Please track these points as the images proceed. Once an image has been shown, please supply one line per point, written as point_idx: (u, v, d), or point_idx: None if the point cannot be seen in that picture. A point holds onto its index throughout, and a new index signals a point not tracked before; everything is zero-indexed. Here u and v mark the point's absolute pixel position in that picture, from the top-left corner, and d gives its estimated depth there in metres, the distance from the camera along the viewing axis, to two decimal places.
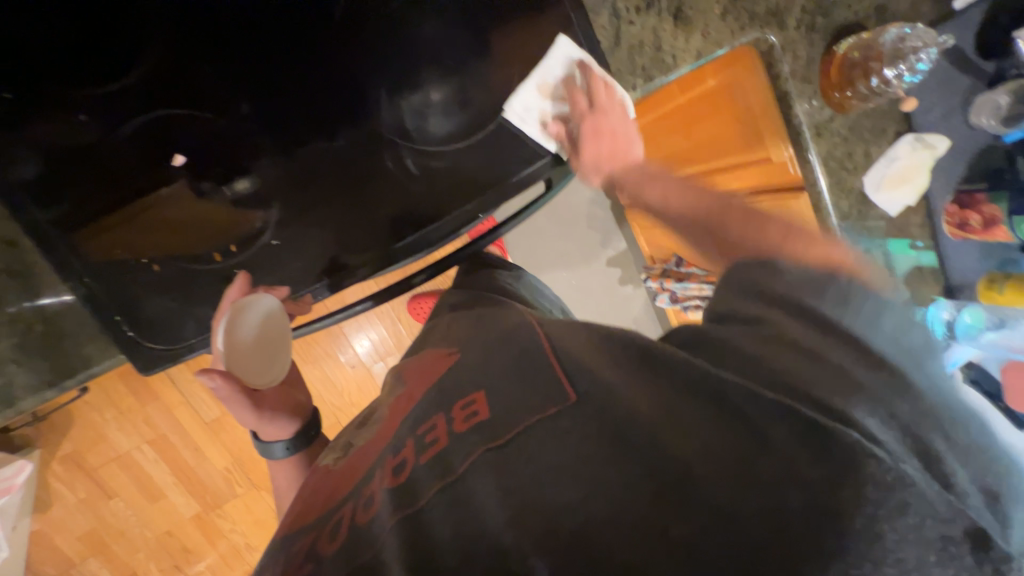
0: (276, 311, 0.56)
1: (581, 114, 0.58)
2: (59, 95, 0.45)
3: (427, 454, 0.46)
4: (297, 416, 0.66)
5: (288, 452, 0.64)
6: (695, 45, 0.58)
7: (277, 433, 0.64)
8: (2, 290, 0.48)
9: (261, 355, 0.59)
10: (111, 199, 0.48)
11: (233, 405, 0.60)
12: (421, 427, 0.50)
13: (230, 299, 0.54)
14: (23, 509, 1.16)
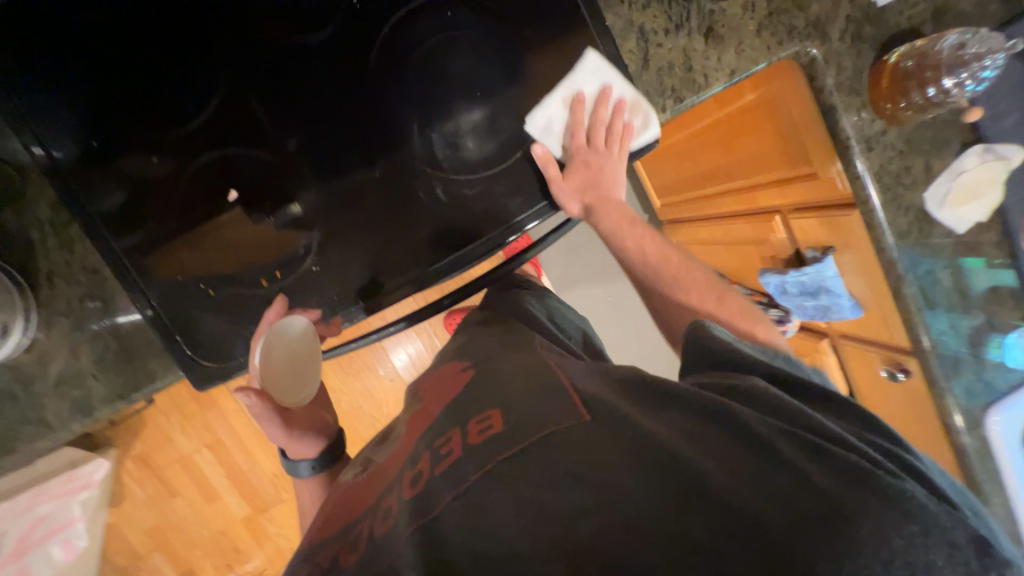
0: (309, 335, 0.59)
1: (581, 143, 0.58)
2: (139, 140, 0.52)
3: (442, 466, 0.49)
4: (321, 436, 0.70)
5: (313, 471, 0.68)
6: (727, 63, 0.57)
7: (304, 452, 0.68)
8: (85, 312, 0.54)
9: (294, 376, 0.62)
10: (175, 230, 0.53)
11: (264, 419, 0.63)
12: (437, 440, 0.53)
13: (267, 321, 0.57)
14: (100, 503, 1.28)
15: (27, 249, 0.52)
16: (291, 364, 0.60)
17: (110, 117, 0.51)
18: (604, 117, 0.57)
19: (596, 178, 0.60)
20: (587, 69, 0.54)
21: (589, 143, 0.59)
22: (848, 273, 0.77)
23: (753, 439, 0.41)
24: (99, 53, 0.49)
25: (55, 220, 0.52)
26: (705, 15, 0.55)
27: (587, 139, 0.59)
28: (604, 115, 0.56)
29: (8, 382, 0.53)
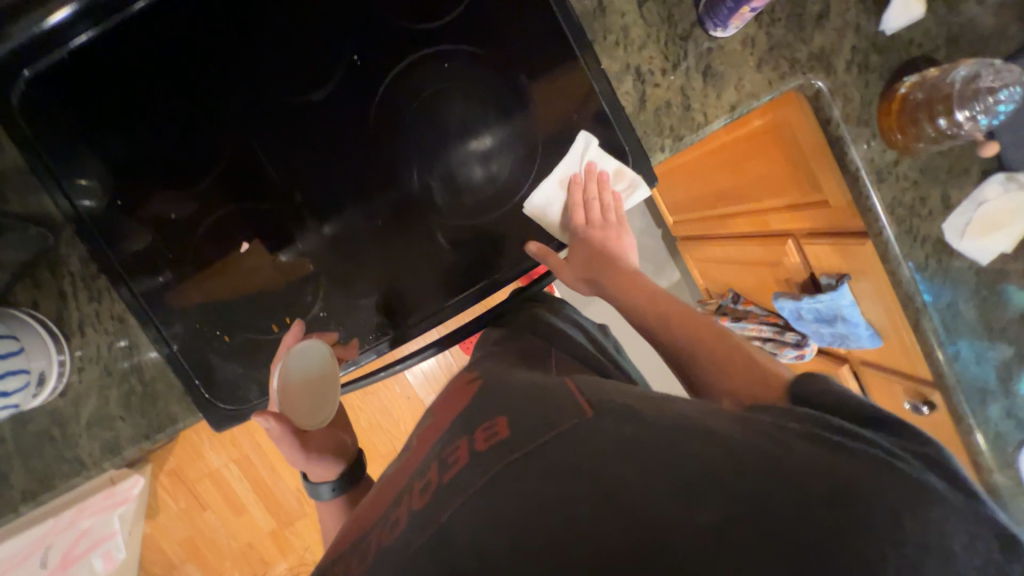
0: (325, 352, 0.58)
1: (586, 235, 0.59)
2: (158, 198, 0.55)
3: (450, 473, 0.44)
4: (338, 458, 0.66)
5: (334, 493, 0.65)
6: (727, 100, 0.56)
7: (324, 474, 0.65)
8: (114, 357, 0.58)
9: (311, 397, 0.60)
10: (191, 278, 0.57)
11: (283, 444, 0.61)
12: (446, 450, 0.47)
13: (286, 345, 0.58)
14: (137, 516, 1.35)
15: (61, 299, 0.56)
16: (311, 387, 0.59)
17: (133, 178, 0.55)
18: (597, 193, 0.58)
19: (595, 263, 0.59)
20: (577, 151, 0.56)
21: (589, 218, 0.59)
22: (865, 301, 0.74)
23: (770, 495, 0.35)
24: (119, 114, 0.53)
25: (86, 273, 0.56)
26: (703, 53, 0.55)
27: (587, 218, 0.59)
28: (599, 193, 0.58)
29: (46, 422, 0.57)
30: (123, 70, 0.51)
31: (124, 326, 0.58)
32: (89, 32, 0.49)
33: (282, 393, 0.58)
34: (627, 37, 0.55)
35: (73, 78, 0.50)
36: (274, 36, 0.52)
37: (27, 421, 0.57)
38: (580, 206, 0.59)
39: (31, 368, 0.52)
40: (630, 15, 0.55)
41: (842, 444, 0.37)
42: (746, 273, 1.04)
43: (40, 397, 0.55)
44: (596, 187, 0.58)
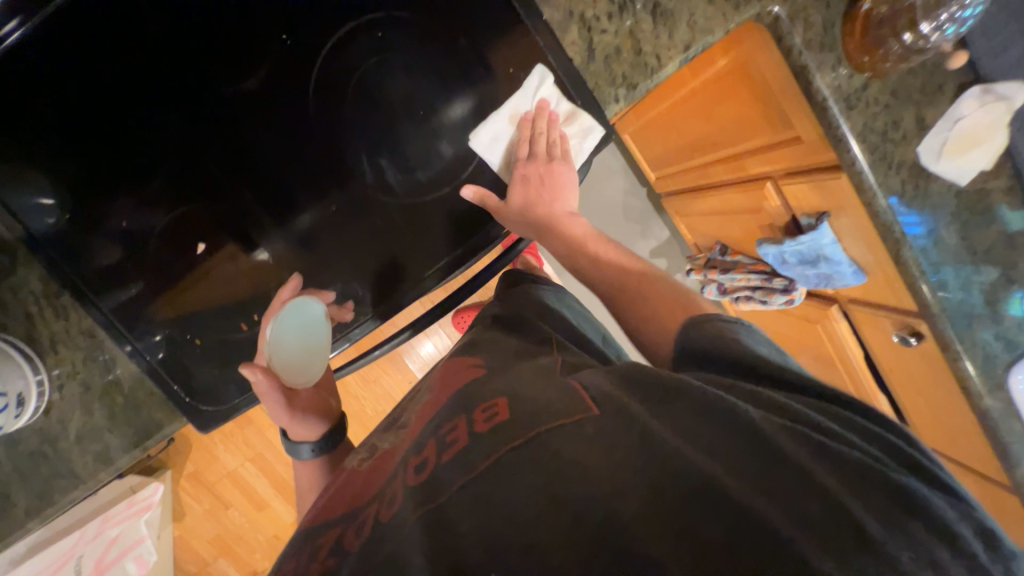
0: (316, 306, 0.59)
1: (538, 158, 0.59)
2: (103, 208, 0.54)
3: (449, 452, 0.45)
4: (324, 419, 0.67)
5: (314, 454, 0.65)
6: (681, 39, 0.53)
7: (306, 434, 0.66)
8: (92, 372, 0.58)
9: (302, 357, 0.61)
10: (154, 286, 0.57)
11: (270, 399, 0.62)
12: (443, 426, 0.49)
13: (280, 296, 0.59)
14: (164, 520, 1.39)
15: (30, 321, 0.56)
16: (303, 345, 0.60)
17: (72, 191, 0.53)
18: (546, 129, 0.58)
19: (538, 211, 0.59)
20: (532, 84, 0.55)
21: (533, 156, 0.59)
22: (847, 239, 0.72)
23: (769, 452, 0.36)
24: (53, 139, 0.50)
25: (50, 292, 0.56)
26: None
27: (531, 153, 0.59)
28: (547, 131, 0.58)
29: (36, 442, 0.58)
30: (50, 95, 0.49)
31: (95, 340, 0.58)
32: (19, 27, 0.45)
33: (273, 348, 0.59)
34: None
35: (7, 111, 0.48)
36: (188, 29, 0.48)
37: (17, 442, 0.58)
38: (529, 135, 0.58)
39: (8, 391, 0.52)
40: None
41: (814, 439, 0.36)
42: (731, 223, 1.02)
43: (24, 417, 0.55)
44: (545, 129, 0.58)
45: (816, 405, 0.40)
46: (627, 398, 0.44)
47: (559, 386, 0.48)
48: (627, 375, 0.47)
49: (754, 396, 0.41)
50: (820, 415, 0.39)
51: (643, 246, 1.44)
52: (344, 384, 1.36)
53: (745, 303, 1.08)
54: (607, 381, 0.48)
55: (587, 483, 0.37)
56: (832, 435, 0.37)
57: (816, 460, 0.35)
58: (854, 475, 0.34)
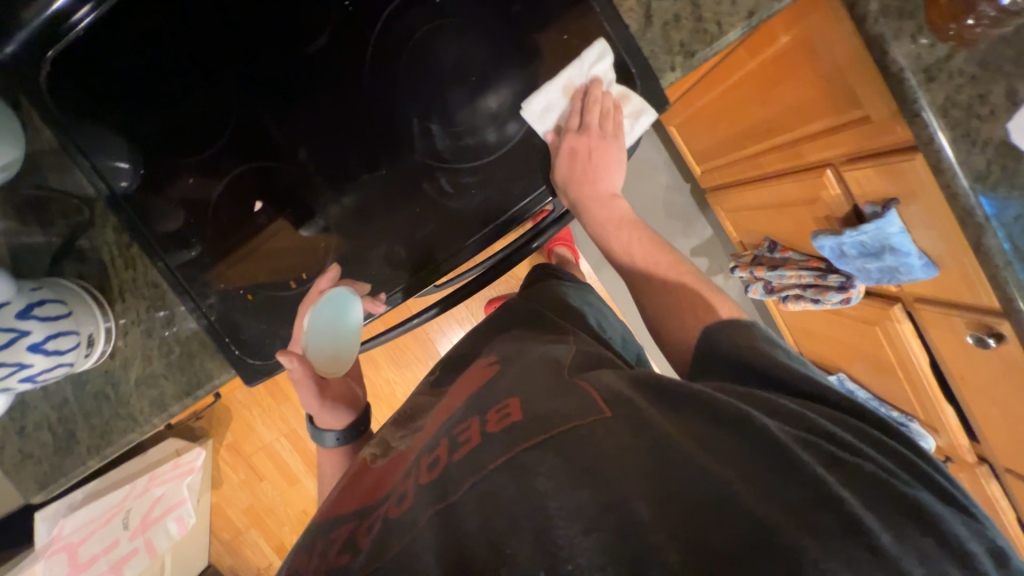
0: (351, 300, 0.60)
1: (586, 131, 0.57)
2: (172, 163, 0.57)
3: (460, 452, 0.47)
4: (348, 411, 0.71)
5: (339, 443, 0.70)
6: (744, 5, 0.51)
7: (331, 423, 0.70)
8: (155, 322, 0.62)
9: (334, 350, 0.62)
10: (212, 242, 0.60)
11: (302, 386, 0.64)
12: (457, 427, 0.51)
13: (320, 286, 0.60)
14: (204, 486, 1.47)
15: (105, 270, 0.61)
16: (334, 335, 0.60)
17: (147, 144, 0.56)
18: (600, 104, 0.55)
19: (580, 186, 0.58)
20: (591, 57, 0.53)
21: (584, 126, 0.57)
22: (917, 229, 0.68)
23: (790, 464, 0.37)
24: (123, 99, 0.54)
25: (122, 243, 0.61)
26: None
27: (582, 125, 0.57)
28: (600, 107, 0.55)
29: (101, 383, 0.63)
30: (113, 48, 0.51)
31: (159, 292, 0.62)
32: (89, 13, 0.49)
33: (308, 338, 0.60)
34: None
35: (74, 66, 0.51)
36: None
37: (86, 381, 0.63)
38: (581, 109, 0.56)
39: (81, 331, 0.56)
40: None
41: (840, 458, 0.38)
42: (783, 217, 0.97)
43: (93, 356, 0.59)
44: (599, 100, 0.55)
45: (839, 421, 0.42)
46: (647, 405, 0.45)
47: (573, 387, 0.50)
48: (642, 379, 0.50)
49: (780, 410, 0.42)
50: (838, 430, 0.41)
51: (685, 243, 1.39)
52: (376, 366, 1.38)
53: (795, 302, 1.03)
54: (621, 382, 0.50)
55: (616, 487, 0.39)
56: (860, 454, 0.39)
57: (830, 474, 0.37)
58: (871, 490, 0.36)
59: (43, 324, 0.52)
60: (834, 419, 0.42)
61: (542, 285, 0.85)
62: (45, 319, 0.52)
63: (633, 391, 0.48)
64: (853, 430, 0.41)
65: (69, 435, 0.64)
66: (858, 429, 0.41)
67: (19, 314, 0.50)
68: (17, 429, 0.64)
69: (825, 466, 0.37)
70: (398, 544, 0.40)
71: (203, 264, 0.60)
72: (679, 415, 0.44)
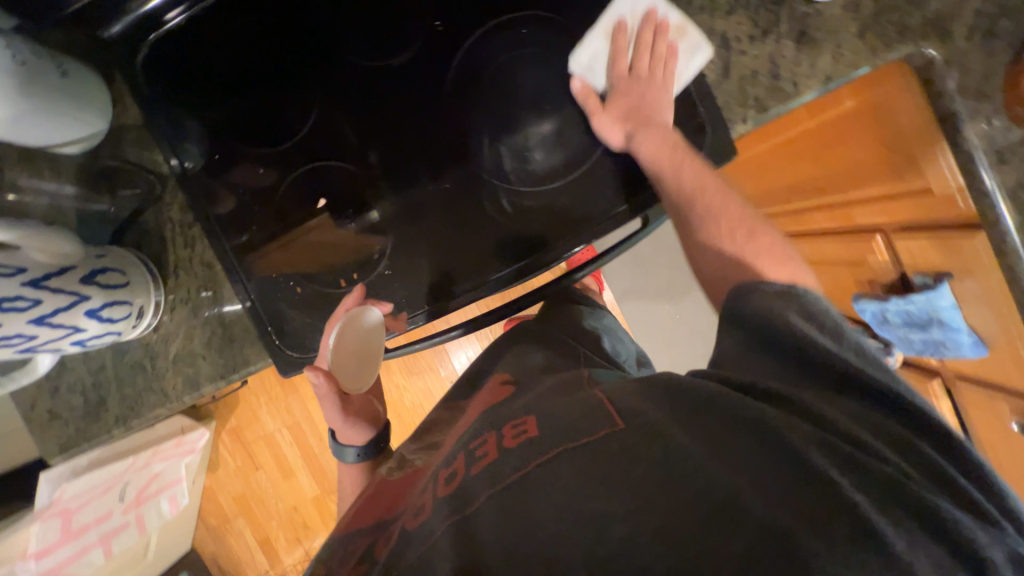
0: (374, 322, 0.60)
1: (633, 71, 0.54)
2: (246, 151, 0.59)
3: (479, 465, 0.46)
4: (366, 425, 0.70)
5: (358, 458, 0.69)
6: (823, 68, 0.52)
7: (354, 438, 0.70)
8: (203, 302, 0.63)
9: (356, 364, 0.63)
10: (276, 232, 0.60)
11: (326, 402, 0.64)
12: (473, 441, 0.50)
13: (344, 307, 0.60)
14: (200, 468, 1.46)
15: (163, 245, 0.63)
16: (358, 353, 0.62)
17: (226, 132, 0.58)
18: (650, 40, 0.53)
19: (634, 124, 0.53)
20: None
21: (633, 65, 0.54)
22: (968, 304, 0.67)
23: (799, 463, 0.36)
24: (210, 87, 0.57)
25: (184, 222, 0.62)
26: (799, 18, 0.52)
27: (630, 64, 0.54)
28: (648, 40, 0.53)
29: (140, 355, 0.64)
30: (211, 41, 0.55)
31: (212, 273, 0.63)
32: (183, 16, 0.55)
33: (334, 355, 0.61)
34: (715, 2, 0.53)
35: (175, 54, 0.56)
36: (370, 18, 0.55)
37: (126, 351, 0.64)
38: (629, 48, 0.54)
39: (134, 302, 0.58)
40: None
41: (851, 455, 0.36)
42: (821, 274, 0.97)
43: (140, 327, 0.60)
44: (648, 36, 0.53)
45: (859, 417, 0.39)
46: (649, 406, 0.45)
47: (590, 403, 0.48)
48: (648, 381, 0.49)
49: (801, 409, 0.40)
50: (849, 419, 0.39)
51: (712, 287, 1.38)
52: (388, 369, 1.39)
53: None
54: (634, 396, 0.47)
55: None
56: (869, 449, 0.37)
57: (840, 473, 0.36)
58: (882, 492, 0.35)
59: (101, 291, 0.53)
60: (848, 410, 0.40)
61: (561, 306, 0.84)
62: (104, 287, 0.54)
63: (637, 396, 0.47)
64: (869, 417, 0.39)
65: (99, 401, 0.65)
66: (870, 420, 0.39)
67: (83, 279, 0.51)
68: (50, 389, 0.65)
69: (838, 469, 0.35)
70: (418, 552, 0.40)
71: (255, 250, 0.61)
72: (686, 416, 0.43)
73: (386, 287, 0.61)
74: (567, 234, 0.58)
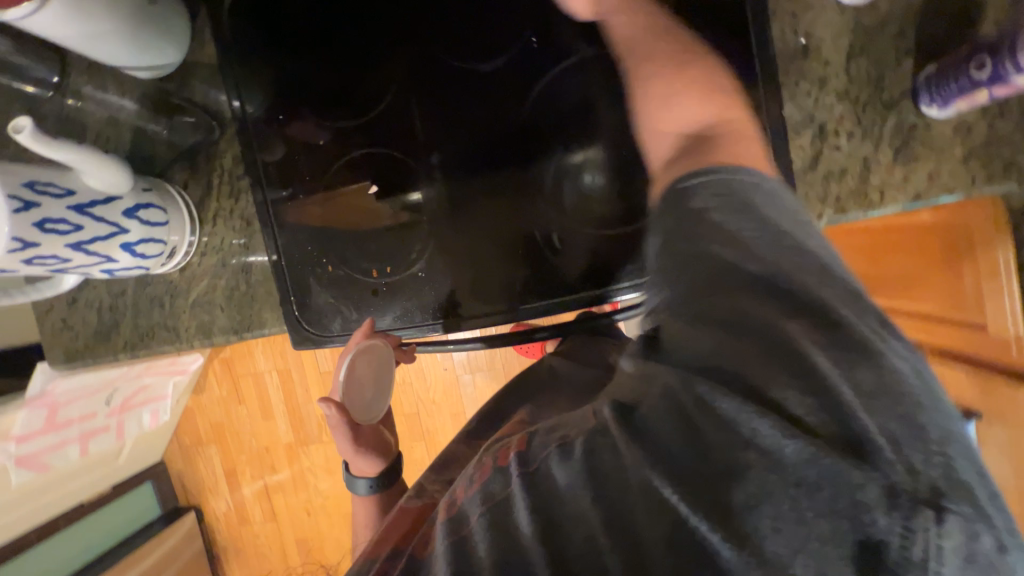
0: (385, 352, 0.60)
1: None
2: (313, 120, 0.58)
3: (471, 488, 0.36)
4: (382, 457, 0.66)
5: (369, 490, 0.63)
6: (915, 185, 0.50)
7: (366, 469, 0.65)
8: (233, 255, 0.63)
9: (367, 390, 0.64)
10: (318, 206, 0.59)
11: (337, 432, 0.63)
12: (475, 463, 0.40)
13: (354, 340, 0.60)
14: (186, 388, 1.48)
15: (207, 189, 0.62)
16: (369, 379, 0.62)
17: (296, 96, 0.58)
18: None
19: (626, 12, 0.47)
20: None
21: None
22: (989, 448, 0.65)
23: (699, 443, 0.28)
24: (294, 49, 0.56)
25: (234, 173, 0.62)
26: (905, 126, 0.49)
27: None
28: None
29: (161, 289, 0.64)
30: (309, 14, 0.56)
31: (249, 230, 0.62)
32: None
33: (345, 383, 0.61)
34: (823, 87, 0.50)
35: (268, 12, 0.56)
36: (467, 24, 0.54)
37: (148, 283, 0.64)
38: None
39: (168, 241, 0.57)
40: (833, 66, 0.50)
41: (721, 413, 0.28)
42: None
43: (168, 265, 0.61)
44: None
45: (795, 377, 0.27)
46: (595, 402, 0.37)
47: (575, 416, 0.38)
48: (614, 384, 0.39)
49: (711, 365, 0.29)
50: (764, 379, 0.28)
51: None
52: None
53: None
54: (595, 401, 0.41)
55: None
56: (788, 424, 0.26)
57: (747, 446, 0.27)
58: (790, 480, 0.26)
59: (141, 226, 0.53)
60: (779, 373, 0.28)
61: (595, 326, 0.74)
62: (144, 222, 0.53)
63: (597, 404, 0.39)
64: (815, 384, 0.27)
65: (113, 323, 0.65)
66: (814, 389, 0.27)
67: (125, 212, 0.51)
68: (68, 300, 0.65)
69: (780, 427, 0.26)
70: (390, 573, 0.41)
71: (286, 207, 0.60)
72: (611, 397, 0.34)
73: (413, 289, 0.59)
74: (608, 277, 0.55)
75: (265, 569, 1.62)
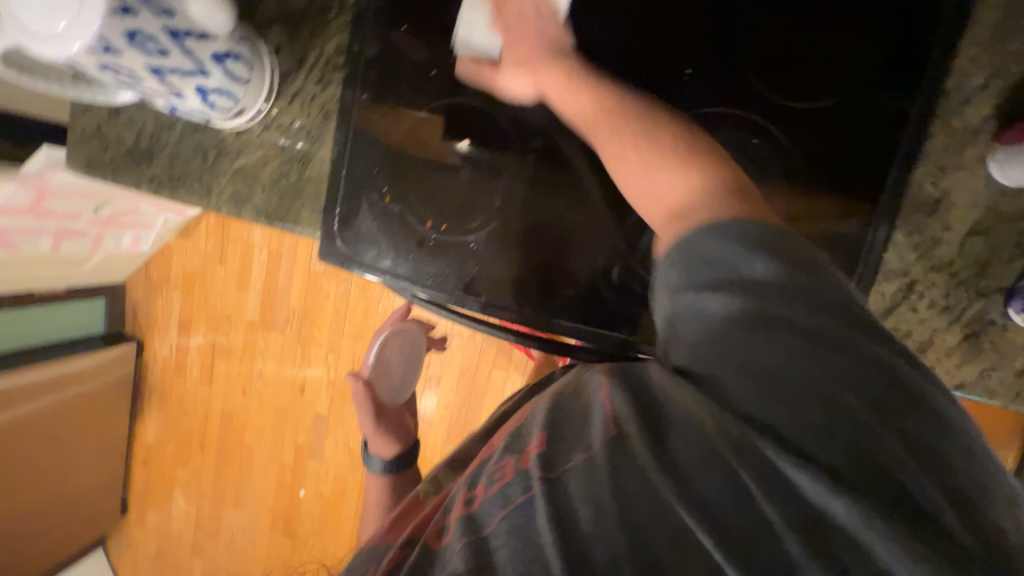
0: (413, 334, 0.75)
1: None
2: (435, 49, 0.54)
3: (484, 491, 0.35)
4: (395, 435, 0.66)
5: (382, 467, 0.64)
6: (963, 374, 0.50)
7: (382, 449, 0.66)
8: (296, 142, 0.59)
9: (392, 368, 0.72)
10: (401, 134, 0.56)
11: (361, 407, 0.67)
12: (493, 460, 0.38)
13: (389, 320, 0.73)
14: (174, 228, 1.40)
15: (298, 64, 0.58)
16: (396, 354, 0.73)
17: (430, 14, 0.53)
18: None
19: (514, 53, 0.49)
20: None
21: None
22: None
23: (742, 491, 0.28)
24: None
25: (332, 60, 0.57)
26: (985, 319, 0.49)
27: None
28: None
29: (211, 142, 0.60)
30: None
31: (321, 124, 0.59)
32: None
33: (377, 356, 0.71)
34: (933, 249, 0.49)
35: None
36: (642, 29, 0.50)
37: (200, 130, 0.60)
38: None
39: (241, 101, 0.54)
40: (952, 233, 0.49)
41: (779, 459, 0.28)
42: None
43: (231, 122, 0.57)
44: None
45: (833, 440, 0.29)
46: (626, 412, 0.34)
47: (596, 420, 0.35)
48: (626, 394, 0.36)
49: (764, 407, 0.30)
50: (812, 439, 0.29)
51: None
52: None
53: None
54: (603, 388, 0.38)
55: None
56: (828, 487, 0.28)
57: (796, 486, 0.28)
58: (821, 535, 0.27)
59: (223, 75, 0.49)
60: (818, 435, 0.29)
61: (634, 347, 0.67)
62: (227, 73, 0.50)
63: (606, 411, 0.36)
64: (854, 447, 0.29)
65: (148, 153, 0.62)
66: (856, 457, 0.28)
67: (214, 56, 0.47)
68: (111, 109, 0.61)
69: (797, 464, 0.28)
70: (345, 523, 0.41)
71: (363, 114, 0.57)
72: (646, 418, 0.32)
73: (458, 256, 0.57)
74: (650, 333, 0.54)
75: (182, 430, 1.60)
